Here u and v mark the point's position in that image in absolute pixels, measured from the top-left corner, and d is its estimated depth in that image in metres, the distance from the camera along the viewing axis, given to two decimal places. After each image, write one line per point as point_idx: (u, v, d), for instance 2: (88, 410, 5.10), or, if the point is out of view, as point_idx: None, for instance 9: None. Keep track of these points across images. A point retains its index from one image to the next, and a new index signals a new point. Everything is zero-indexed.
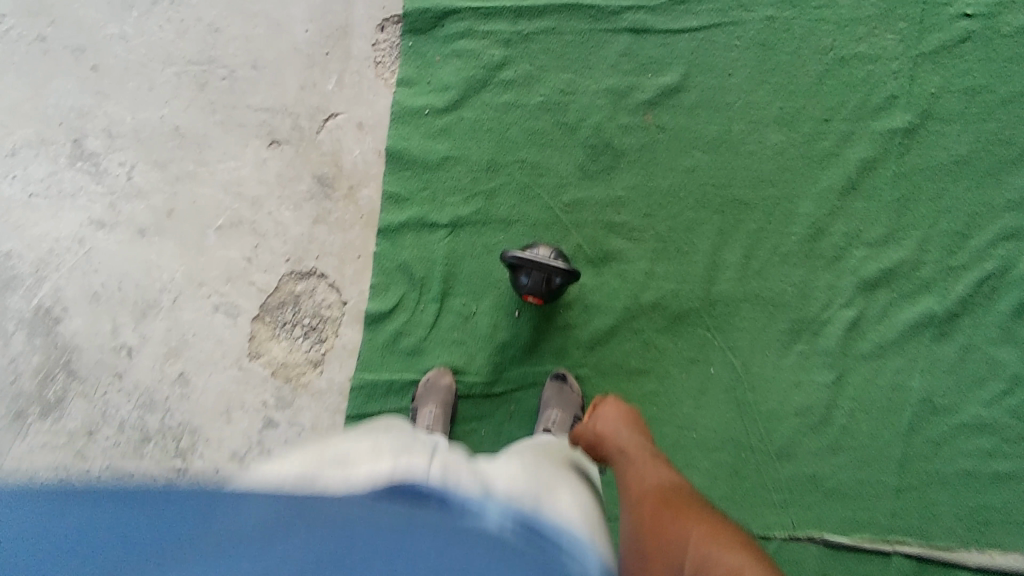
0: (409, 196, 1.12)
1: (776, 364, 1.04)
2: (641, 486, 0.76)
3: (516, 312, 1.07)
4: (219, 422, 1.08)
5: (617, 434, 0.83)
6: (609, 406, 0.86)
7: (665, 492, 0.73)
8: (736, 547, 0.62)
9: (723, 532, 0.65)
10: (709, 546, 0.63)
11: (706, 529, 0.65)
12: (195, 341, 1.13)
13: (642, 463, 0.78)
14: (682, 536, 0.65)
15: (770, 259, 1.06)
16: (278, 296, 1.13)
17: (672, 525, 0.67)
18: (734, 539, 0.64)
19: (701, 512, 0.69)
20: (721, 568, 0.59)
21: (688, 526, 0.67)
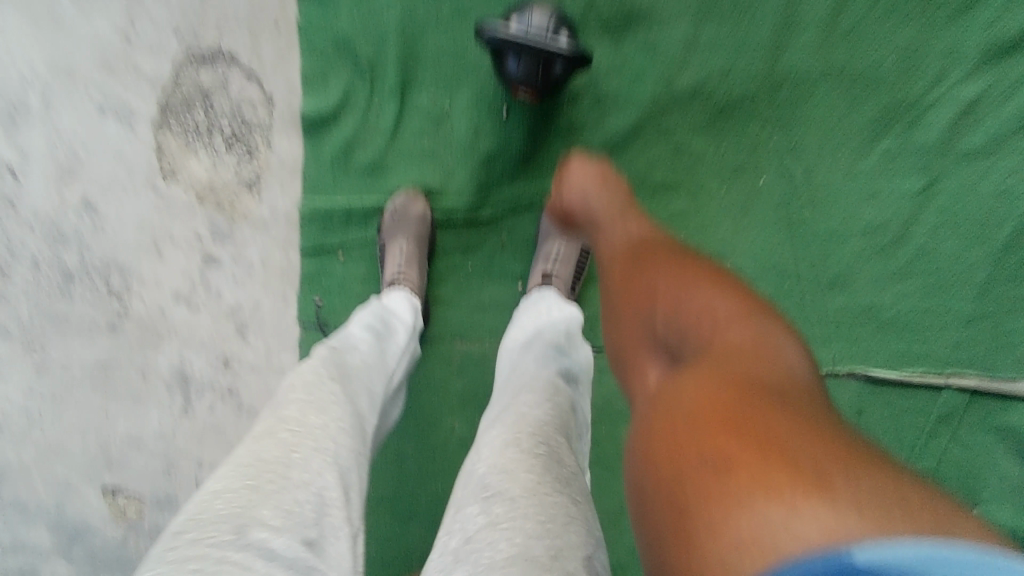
0: None
1: (848, 169, 0.79)
2: (611, 252, 0.61)
3: (503, 111, 0.79)
4: (149, 259, 0.88)
5: (572, 180, 0.70)
6: (571, 164, 0.72)
7: (640, 259, 0.55)
8: (713, 285, 0.47)
9: (700, 272, 0.49)
10: (690, 308, 0.46)
11: (680, 279, 0.49)
12: (91, 156, 0.85)
13: (607, 221, 0.65)
14: (650, 292, 0.50)
15: (866, 13, 0.75)
16: (182, 92, 0.85)
17: (647, 299, 0.50)
18: (712, 278, 0.48)
19: (673, 256, 0.53)
20: (709, 340, 0.42)
21: (663, 290, 0.49)
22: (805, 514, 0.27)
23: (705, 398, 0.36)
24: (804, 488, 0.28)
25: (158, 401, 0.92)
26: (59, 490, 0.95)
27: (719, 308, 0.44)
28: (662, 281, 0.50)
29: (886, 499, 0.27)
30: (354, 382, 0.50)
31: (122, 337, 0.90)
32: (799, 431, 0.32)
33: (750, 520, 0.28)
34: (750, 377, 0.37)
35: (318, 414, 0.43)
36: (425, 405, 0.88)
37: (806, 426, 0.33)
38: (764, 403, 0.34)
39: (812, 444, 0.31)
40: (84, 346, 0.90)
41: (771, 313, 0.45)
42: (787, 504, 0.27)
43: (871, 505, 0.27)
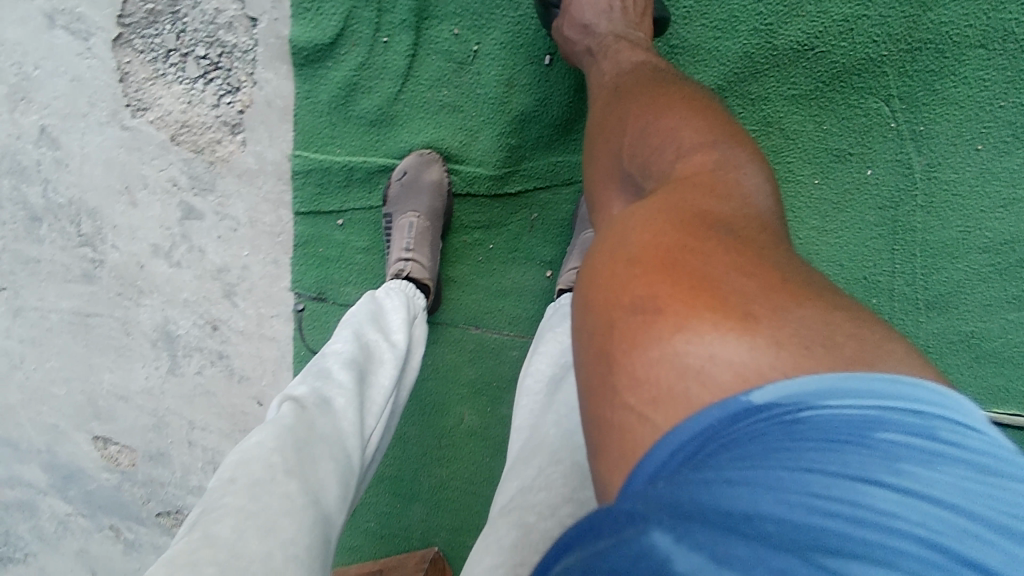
0: None
1: (988, 169, 0.62)
2: (597, 78, 0.51)
3: (546, 58, 0.62)
4: (123, 205, 0.76)
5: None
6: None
7: (619, 83, 0.47)
8: (685, 110, 0.41)
9: (676, 94, 0.43)
10: (655, 132, 0.40)
11: (656, 106, 0.42)
12: (44, 77, 0.71)
13: (599, 42, 0.52)
14: (620, 121, 0.44)
15: None
16: (147, 3, 0.66)
17: (614, 129, 0.44)
18: (687, 102, 0.42)
19: (653, 78, 0.46)
20: (669, 168, 0.38)
21: (631, 116, 0.43)
22: (725, 359, 0.28)
23: (649, 234, 0.34)
24: (727, 335, 0.28)
25: (143, 356, 0.84)
26: (51, 431, 0.92)
27: (687, 133, 0.39)
28: (633, 105, 0.43)
29: (804, 333, 0.28)
30: (319, 461, 0.40)
31: (99, 286, 0.81)
32: (733, 260, 0.31)
33: (676, 369, 0.28)
34: (700, 205, 0.34)
35: (262, 537, 0.34)
36: (430, 394, 0.77)
37: (744, 252, 0.32)
38: (708, 233, 0.33)
39: (746, 276, 0.31)
40: (60, 292, 0.82)
41: (737, 127, 0.41)
42: (714, 348, 0.28)
43: (789, 344, 0.28)
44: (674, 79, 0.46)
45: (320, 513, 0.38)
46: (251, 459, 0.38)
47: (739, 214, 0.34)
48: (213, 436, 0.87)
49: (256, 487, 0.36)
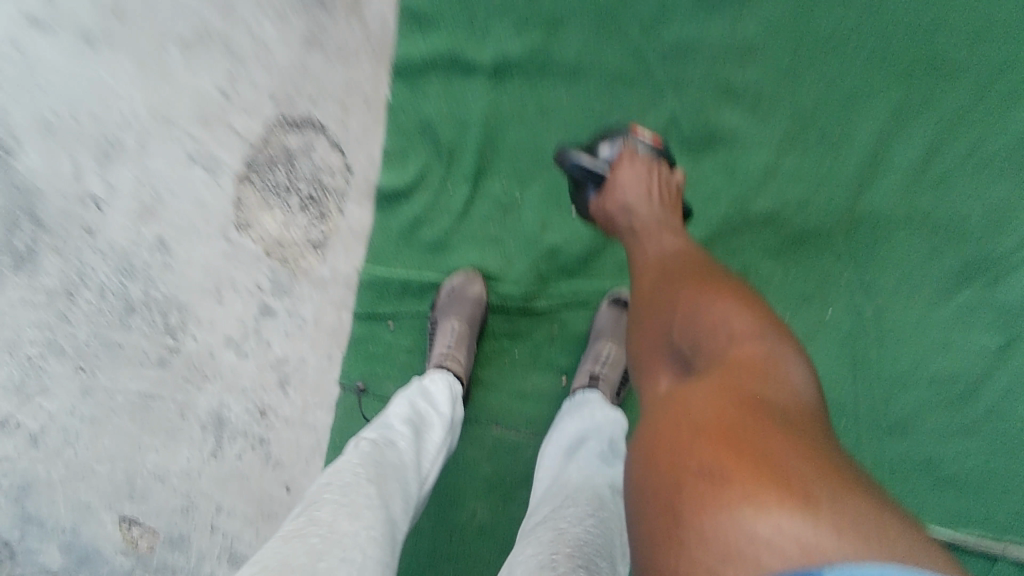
0: (439, 24, 0.79)
1: (924, 317, 0.77)
2: (645, 261, 0.60)
3: (573, 209, 0.80)
4: (209, 302, 0.90)
5: (621, 184, 0.67)
6: (625, 167, 0.68)
7: (668, 269, 0.56)
8: (734, 302, 0.48)
9: (727, 290, 0.50)
10: (708, 323, 0.47)
11: (709, 298, 0.49)
12: (172, 198, 0.89)
13: (644, 230, 0.63)
14: (677, 306, 0.51)
15: (957, 164, 0.76)
16: (268, 151, 0.86)
17: (669, 313, 0.51)
18: (738, 297, 0.49)
19: (700, 268, 0.54)
20: (722, 352, 0.44)
21: (685, 302, 0.50)
22: (789, 531, 0.30)
23: (713, 410, 0.38)
24: (789, 507, 0.31)
25: (190, 439, 0.93)
26: (79, 512, 0.96)
27: (737, 324, 0.46)
28: (687, 294, 0.51)
29: (864, 524, 0.30)
30: (388, 482, 0.50)
31: (170, 371, 0.93)
32: (790, 441, 0.35)
33: (740, 533, 0.31)
34: (755, 390, 0.39)
35: (351, 519, 0.43)
36: (447, 490, 0.84)
37: (801, 441, 0.35)
38: (764, 415, 0.37)
39: (807, 462, 0.34)
40: (131, 375, 0.94)
41: (784, 329, 0.47)
42: (778, 521, 0.30)
43: (852, 529, 0.30)
44: (721, 274, 0.53)
45: (393, 516, 0.47)
46: (341, 472, 0.48)
47: (788, 402, 0.39)
48: (235, 521, 0.92)
49: (346, 487, 0.46)
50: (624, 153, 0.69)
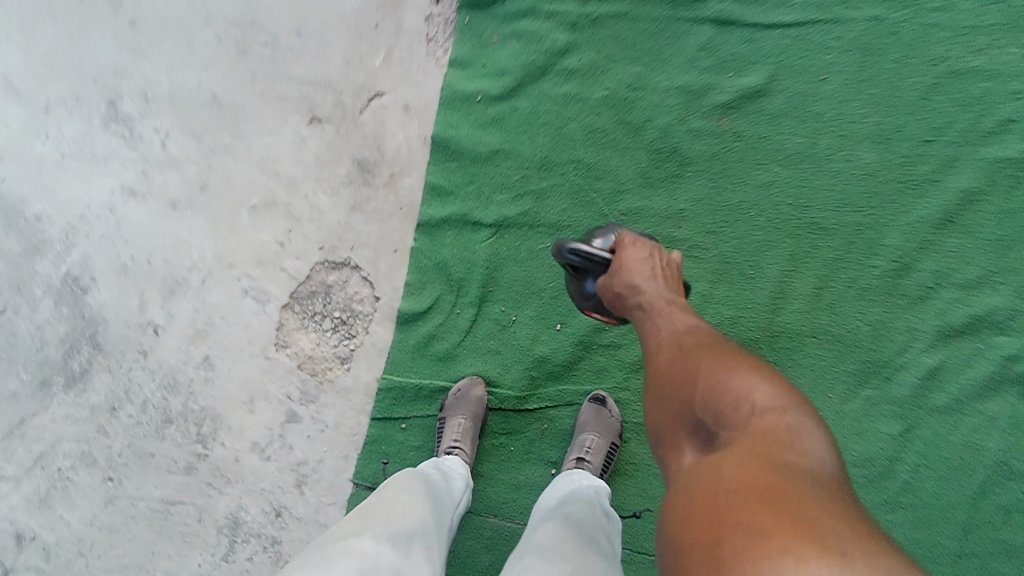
0: (453, 191, 1.05)
1: (839, 410, 0.97)
2: (660, 339, 0.69)
3: (558, 324, 1.00)
4: (241, 412, 1.04)
5: (631, 264, 0.76)
6: (631, 251, 0.78)
7: (687, 353, 0.64)
8: (752, 378, 0.58)
9: (744, 363, 0.60)
10: (732, 399, 0.57)
11: (731, 374, 0.59)
12: (222, 324, 1.07)
13: (655, 311, 0.72)
14: (701, 377, 0.60)
15: (845, 292, 0.99)
16: (310, 285, 1.06)
17: (693, 388, 0.61)
18: (755, 369, 0.59)
19: (715, 347, 0.63)
20: (747, 427, 0.54)
21: (706, 380, 0.60)
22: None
23: (749, 479, 0.48)
24: (816, 555, 0.41)
25: (205, 542, 1.01)
26: None
27: (757, 402, 0.56)
28: (710, 371, 0.60)
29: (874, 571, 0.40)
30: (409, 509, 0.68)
31: (195, 477, 1.03)
32: (815, 503, 0.46)
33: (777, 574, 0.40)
34: (781, 461, 0.49)
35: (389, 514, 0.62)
36: None
37: (822, 505, 0.46)
38: (791, 481, 0.48)
39: (829, 520, 0.44)
40: (158, 482, 1.03)
41: (797, 398, 0.58)
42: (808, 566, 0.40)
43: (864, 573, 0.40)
44: (735, 350, 0.63)
45: (391, 533, 0.64)
46: (386, 495, 0.71)
47: (809, 469, 0.50)
48: None
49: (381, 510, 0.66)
50: (621, 237, 0.80)
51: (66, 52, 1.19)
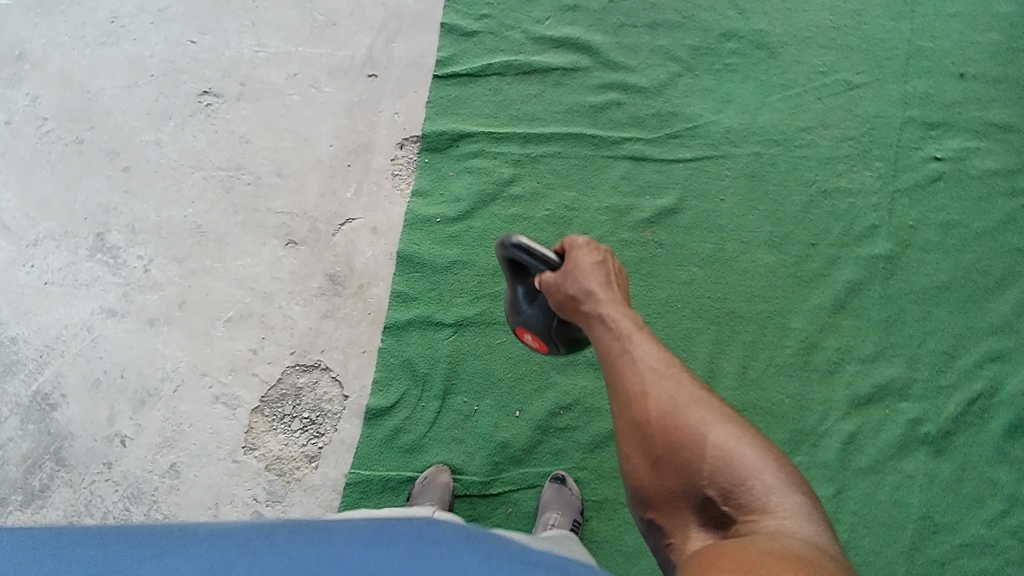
0: (417, 296, 1.18)
1: None
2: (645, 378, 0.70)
3: (516, 412, 1.10)
4: (206, 517, 1.08)
5: (585, 268, 0.80)
6: (579, 259, 0.81)
7: (681, 406, 0.67)
8: (756, 454, 0.64)
9: (750, 438, 0.65)
10: (743, 471, 0.63)
11: (742, 452, 0.64)
12: (191, 431, 1.12)
13: (638, 349, 0.73)
14: (711, 445, 0.64)
15: (766, 369, 1.14)
16: (280, 388, 1.14)
17: (699, 450, 0.64)
18: (761, 448, 0.65)
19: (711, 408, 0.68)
20: (768, 515, 0.60)
21: (715, 450, 0.64)
22: None
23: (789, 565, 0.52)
24: None
25: None
26: None
27: (767, 479, 0.62)
28: (716, 437, 0.65)
29: None
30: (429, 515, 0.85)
31: None
32: None
33: None
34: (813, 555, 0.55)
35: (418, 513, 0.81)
36: None
37: None
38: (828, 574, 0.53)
39: None
40: None
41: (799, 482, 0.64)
42: None
43: None
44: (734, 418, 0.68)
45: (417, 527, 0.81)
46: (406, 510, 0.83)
47: (832, 560, 0.55)
48: None
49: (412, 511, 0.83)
50: (577, 239, 0.83)
51: (59, 195, 1.30)
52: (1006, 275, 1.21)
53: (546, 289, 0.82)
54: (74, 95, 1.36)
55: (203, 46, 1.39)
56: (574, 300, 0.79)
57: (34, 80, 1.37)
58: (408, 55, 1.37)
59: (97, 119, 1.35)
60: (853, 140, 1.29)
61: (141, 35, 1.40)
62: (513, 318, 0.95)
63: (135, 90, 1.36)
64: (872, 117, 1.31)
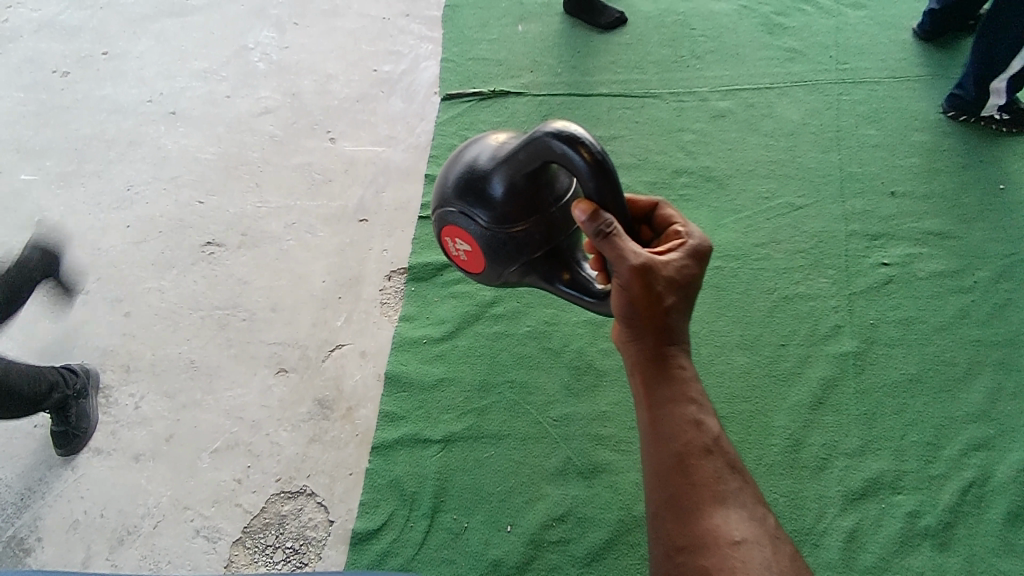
0: (405, 415, 1.20)
1: None
2: (731, 539, 0.71)
3: (507, 526, 1.08)
4: None
5: (691, 294, 0.80)
6: (688, 261, 0.79)
7: None
8: None
9: None
10: None
11: None
12: (168, 568, 1.09)
13: (728, 505, 0.74)
14: None
15: (756, 469, 1.14)
16: (263, 517, 1.13)
17: None
18: None
19: None
20: None
21: None
22: None
23: None
24: None
25: None
26: None
27: None
28: None
29: None
30: None
31: None
32: None
33: None
34: None
35: None
36: None
37: None
38: None
39: None
40: None
41: None
42: None
43: None
44: None
45: None
46: None
47: None
48: None
49: None
50: (695, 242, 0.81)
51: (60, 341, 1.35)
52: (972, 365, 1.26)
53: (636, 266, 0.75)
54: (85, 251, 1.47)
55: (209, 205, 1.54)
56: (654, 335, 0.79)
57: (50, 241, 1.49)
58: (395, 201, 1.52)
59: (105, 271, 1.44)
60: (804, 252, 1.40)
61: (153, 198, 1.55)
62: (466, 214, 0.84)
63: (143, 245, 1.48)
64: (819, 231, 1.43)
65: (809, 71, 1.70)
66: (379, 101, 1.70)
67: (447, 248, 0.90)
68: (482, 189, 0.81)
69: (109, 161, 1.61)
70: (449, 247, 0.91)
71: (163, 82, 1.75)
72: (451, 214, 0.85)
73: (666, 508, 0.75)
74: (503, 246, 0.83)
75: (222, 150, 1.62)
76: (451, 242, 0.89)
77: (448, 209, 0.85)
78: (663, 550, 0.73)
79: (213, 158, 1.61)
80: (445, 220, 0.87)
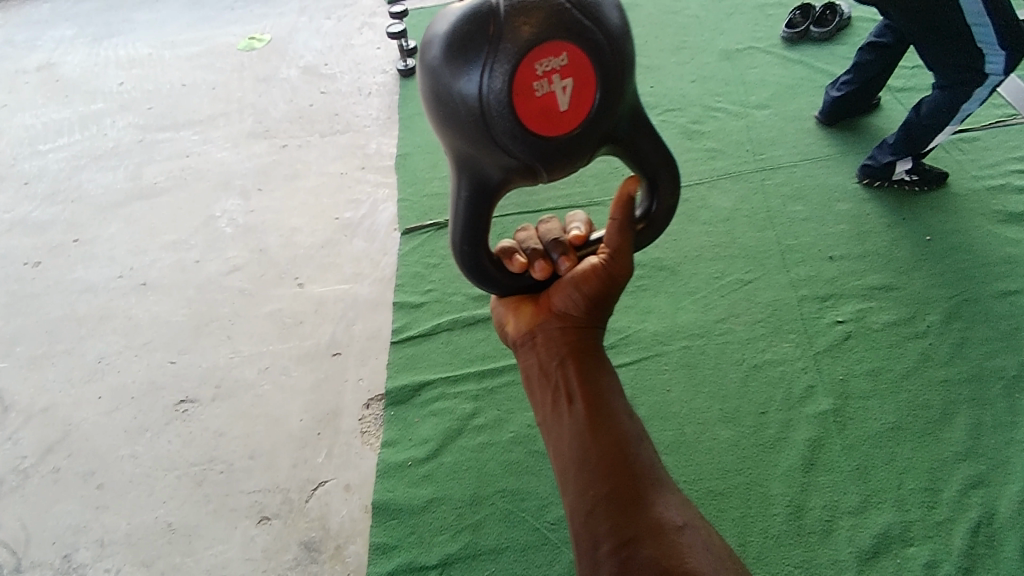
0: (397, 543, 1.18)
1: None
2: (676, 522, 0.74)
3: None
4: None
5: None
6: None
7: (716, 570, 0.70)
8: None
9: None
10: None
11: None
12: None
13: (664, 495, 0.78)
14: None
15: (764, 543, 1.14)
16: None
17: None
18: None
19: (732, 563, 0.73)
20: None
21: None
22: None
23: None
24: None
25: None
26: None
27: None
28: None
29: None
30: None
31: None
32: None
33: None
34: None
35: None
36: None
37: None
38: None
39: None
40: None
41: None
42: None
43: None
44: None
45: None
46: None
47: None
48: None
49: None
50: None
51: (30, 525, 1.30)
52: (948, 405, 1.28)
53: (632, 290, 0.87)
54: (54, 429, 1.45)
55: (181, 363, 1.55)
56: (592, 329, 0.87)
57: (19, 425, 1.47)
58: (366, 331, 1.55)
59: (75, 446, 1.41)
60: (763, 321, 1.46)
61: (124, 366, 1.56)
62: (610, 83, 0.59)
63: (114, 413, 1.46)
64: (772, 301, 1.50)
65: (733, 165, 1.87)
66: (343, 244, 1.79)
67: (527, 54, 0.55)
68: (627, 84, 0.61)
69: (80, 338, 1.63)
70: (539, 50, 0.55)
71: (133, 258, 1.82)
72: (597, 58, 0.57)
73: (607, 500, 0.76)
74: (575, 157, 0.63)
75: (192, 310, 1.67)
76: (557, 60, 0.56)
77: (601, 48, 0.57)
78: (608, 544, 0.73)
79: (184, 319, 1.64)
80: (580, 51, 0.56)
